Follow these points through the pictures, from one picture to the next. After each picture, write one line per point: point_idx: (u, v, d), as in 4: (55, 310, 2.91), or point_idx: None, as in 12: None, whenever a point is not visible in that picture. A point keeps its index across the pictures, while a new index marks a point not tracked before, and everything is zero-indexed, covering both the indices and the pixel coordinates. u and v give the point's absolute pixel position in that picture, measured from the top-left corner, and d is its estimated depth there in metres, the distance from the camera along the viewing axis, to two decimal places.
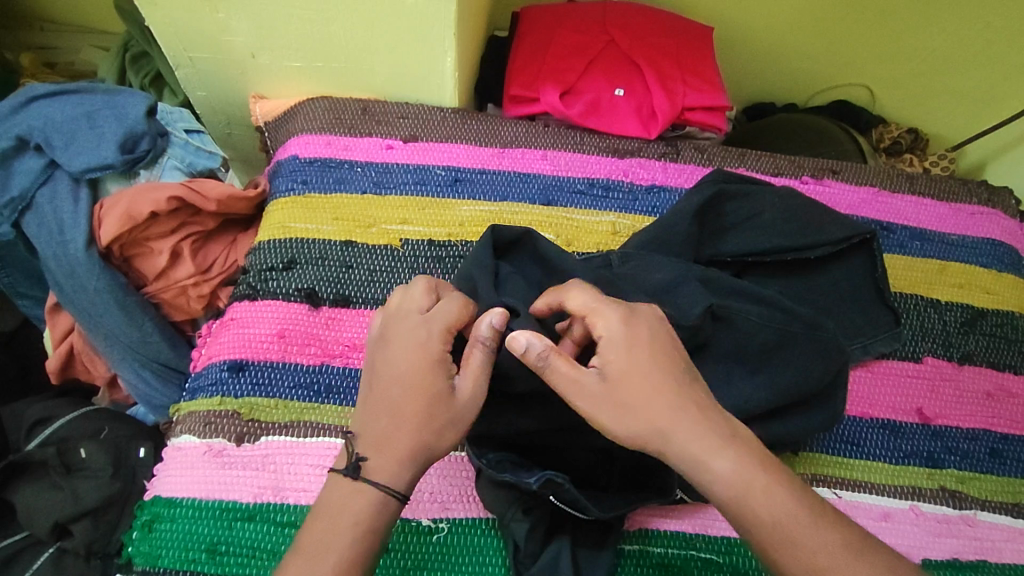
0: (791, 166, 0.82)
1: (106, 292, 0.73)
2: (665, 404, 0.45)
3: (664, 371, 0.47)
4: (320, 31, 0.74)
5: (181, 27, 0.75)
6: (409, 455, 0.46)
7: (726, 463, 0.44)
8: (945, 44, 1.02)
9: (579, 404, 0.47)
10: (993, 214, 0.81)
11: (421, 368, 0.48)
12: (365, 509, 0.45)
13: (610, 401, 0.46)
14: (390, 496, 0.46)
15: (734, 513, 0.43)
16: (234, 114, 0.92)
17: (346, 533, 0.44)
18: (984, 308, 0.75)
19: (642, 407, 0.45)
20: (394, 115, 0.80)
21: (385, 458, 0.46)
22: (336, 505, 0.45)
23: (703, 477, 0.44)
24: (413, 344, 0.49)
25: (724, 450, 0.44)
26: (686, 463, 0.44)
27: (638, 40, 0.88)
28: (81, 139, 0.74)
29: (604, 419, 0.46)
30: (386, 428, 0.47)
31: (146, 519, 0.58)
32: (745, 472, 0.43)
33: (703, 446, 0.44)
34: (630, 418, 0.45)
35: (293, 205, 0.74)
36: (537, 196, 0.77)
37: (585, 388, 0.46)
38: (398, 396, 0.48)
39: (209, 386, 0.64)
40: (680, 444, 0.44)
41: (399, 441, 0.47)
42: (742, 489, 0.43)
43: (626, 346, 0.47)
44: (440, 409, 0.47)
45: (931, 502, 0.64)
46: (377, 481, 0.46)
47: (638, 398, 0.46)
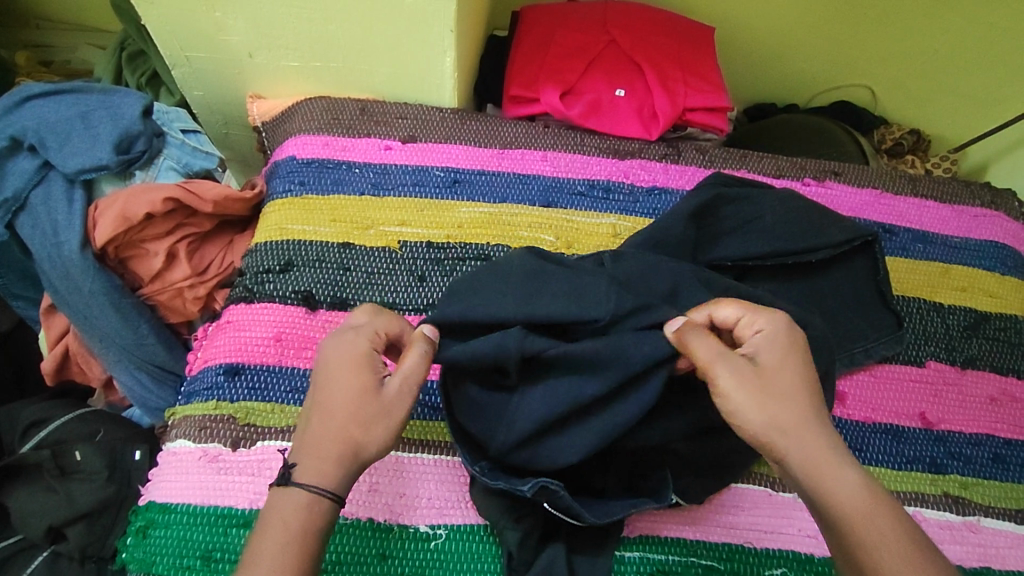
0: (793, 168, 0.82)
1: (101, 294, 0.72)
2: (800, 411, 0.47)
3: (808, 381, 0.48)
4: (318, 30, 0.73)
5: (177, 26, 0.74)
6: (336, 454, 0.46)
7: (851, 480, 0.45)
8: (948, 45, 1.01)
9: (721, 384, 0.47)
10: (997, 217, 0.80)
11: (349, 370, 0.48)
12: (297, 511, 0.44)
13: (755, 387, 0.47)
14: (324, 498, 0.45)
15: (843, 526, 0.43)
16: (232, 113, 0.91)
17: (277, 536, 0.43)
18: (987, 311, 0.74)
19: (785, 405, 0.47)
20: (393, 115, 0.80)
21: (313, 461, 0.45)
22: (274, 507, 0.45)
23: (825, 487, 0.44)
24: (342, 349, 0.49)
25: (847, 468, 0.45)
26: (807, 472, 0.45)
27: (639, 40, 0.87)
28: (75, 139, 0.72)
29: (738, 400, 0.47)
30: (314, 429, 0.47)
31: (141, 525, 0.58)
32: (870, 494, 0.44)
33: (829, 458, 0.45)
34: (761, 407, 0.46)
35: (290, 207, 0.73)
36: (536, 197, 0.76)
37: (737, 370, 0.47)
38: (325, 400, 0.47)
39: (204, 390, 0.63)
40: (806, 449, 0.45)
41: (325, 441, 0.46)
42: (862, 505, 0.43)
43: (776, 347, 0.49)
44: (365, 406, 0.47)
45: (934, 508, 0.63)
46: (306, 482, 0.45)
47: (777, 395, 0.47)
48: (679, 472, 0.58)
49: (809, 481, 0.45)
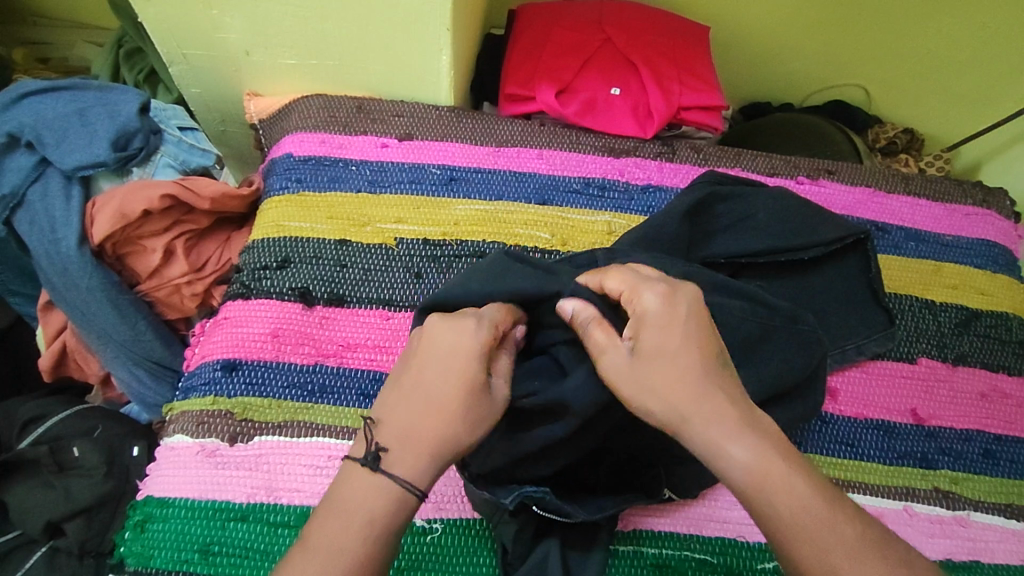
0: (787, 166, 0.82)
1: (99, 291, 0.73)
2: (688, 385, 0.43)
3: (699, 350, 0.45)
4: (315, 28, 0.74)
5: (174, 23, 0.75)
6: (433, 451, 0.44)
7: (747, 448, 0.41)
8: (941, 44, 1.02)
9: (608, 375, 0.46)
10: (988, 215, 0.81)
11: (460, 365, 0.46)
12: (383, 506, 0.43)
13: (638, 371, 0.45)
14: (408, 498, 0.43)
15: (745, 503, 0.41)
16: (229, 111, 0.91)
17: (361, 531, 0.41)
18: (978, 309, 0.75)
19: (671, 382, 0.43)
20: (390, 113, 0.80)
21: (405, 456, 0.44)
22: (354, 497, 0.43)
23: (723, 463, 0.41)
24: (454, 342, 0.47)
25: (745, 436, 0.41)
26: (704, 448, 0.42)
27: (634, 38, 0.87)
28: (72, 135, 0.73)
29: (624, 391, 0.45)
30: (418, 422, 0.45)
31: (139, 519, 0.58)
32: (765, 461, 0.41)
33: (722, 429, 0.42)
34: (649, 393, 0.44)
35: (287, 204, 0.74)
36: (532, 195, 0.77)
37: (618, 357, 0.46)
38: (427, 391, 0.46)
39: (202, 386, 0.63)
40: (699, 423, 0.42)
41: (426, 432, 0.45)
42: (761, 477, 0.40)
43: (655, 315, 0.46)
44: (476, 403, 0.46)
45: (925, 503, 0.64)
46: (398, 475, 0.43)
47: (666, 379, 0.44)
48: (672, 467, 0.59)
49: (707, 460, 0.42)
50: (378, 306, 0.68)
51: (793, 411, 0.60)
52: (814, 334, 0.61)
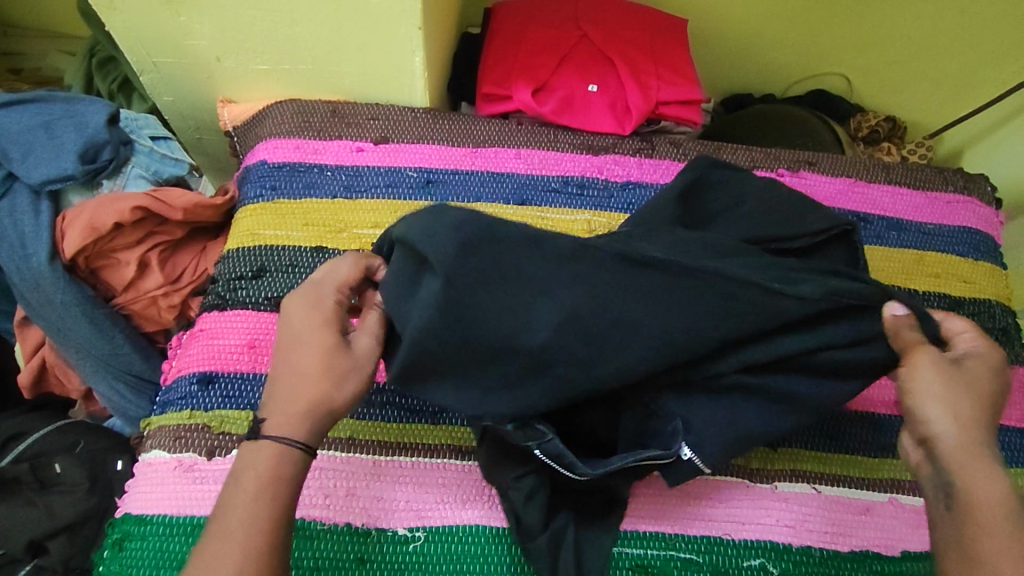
0: (768, 159, 0.82)
1: (74, 306, 0.72)
2: (971, 413, 0.46)
3: (986, 403, 0.48)
4: (285, 33, 0.73)
5: (142, 31, 0.73)
6: (308, 409, 0.48)
7: (991, 477, 0.44)
8: (921, 30, 1.01)
9: (916, 371, 0.48)
10: (971, 202, 0.81)
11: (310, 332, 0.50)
12: (271, 462, 0.46)
13: (945, 387, 0.47)
14: (290, 450, 0.47)
15: (969, 514, 0.44)
16: (203, 118, 0.90)
17: (253, 493, 0.45)
18: (961, 297, 0.75)
19: (963, 407, 0.47)
20: (365, 116, 0.79)
21: (280, 420, 0.48)
22: (257, 463, 0.46)
23: (970, 475, 0.45)
24: (306, 314, 0.51)
25: (998, 472, 0.45)
26: (960, 458, 0.45)
27: (612, 34, 0.87)
28: (39, 149, 0.71)
29: (925, 386, 0.47)
30: (287, 385, 0.49)
31: (117, 538, 0.57)
32: (1009, 498, 0.44)
33: (980, 456, 0.45)
34: (942, 399, 0.47)
35: (262, 212, 0.73)
36: (511, 195, 0.76)
37: (932, 363, 0.48)
38: (294, 363, 0.49)
39: (178, 400, 0.63)
40: (967, 440, 0.46)
41: (301, 398, 0.48)
42: (993, 503, 0.43)
43: (980, 357, 0.50)
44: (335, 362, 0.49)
45: (910, 494, 0.64)
46: (280, 436, 0.47)
47: (960, 398, 0.47)
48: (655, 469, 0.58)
49: (949, 465, 0.45)
50: None
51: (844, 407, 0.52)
52: None
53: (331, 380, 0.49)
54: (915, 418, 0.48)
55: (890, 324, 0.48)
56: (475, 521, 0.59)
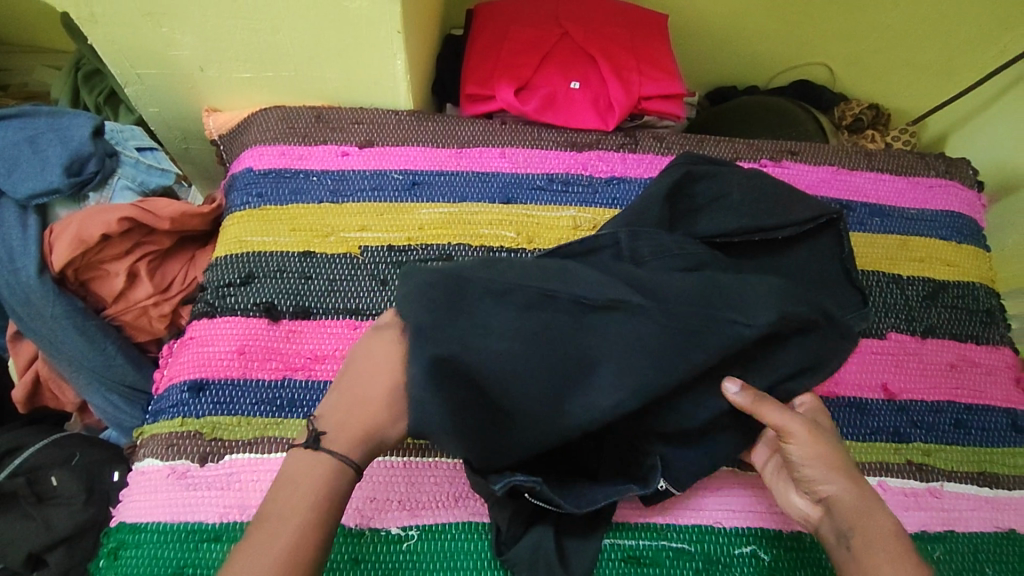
0: (751, 150, 0.82)
1: (64, 318, 0.72)
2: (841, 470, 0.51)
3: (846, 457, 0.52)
4: (266, 40, 0.73)
5: (125, 43, 0.74)
6: (367, 435, 0.49)
7: (882, 523, 0.48)
8: (900, 17, 1.02)
9: (791, 445, 0.52)
10: (952, 185, 0.81)
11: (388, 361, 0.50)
12: (325, 478, 0.47)
13: (817, 451, 0.51)
14: (346, 471, 0.48)
15: (878, 561, 0.46)
16: (190, 128, 0.90)
17: (304, 502, 0.45)
18: (944, 280, 0.75)
19: (834, 465, 0.51)
20: (349, 120, 0.79)
21: (341, 438, 0.48)
22: (311, 474, 0.46)
23: (868, 525, 0.48)
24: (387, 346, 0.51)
25: (886, 515, 0.49)
26: (851, 512, 0.49)
27: (592, 31, 0.87)
28: (24, 164, 0.72)
29: (805, 455, 0.51)
30: (349, 411, 0.49)
31: (112, 547, 0.58)
32: (900, 538, 0.47)
33: (868, 504, 0.49)
34: (815, 463, 0.51)
35: (249, 219, 0.73)
36: (497, 194, 0.76)
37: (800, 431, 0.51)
38: (363, 390, 0.50)
39: (170, 408, 0.63)
40: (849, 497, 0.50)
41: (364, 423, 0.49)
42: (889, 547, 0.46)
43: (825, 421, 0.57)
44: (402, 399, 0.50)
45: (899, 477, 0.64)
46: (337, 453, 0.48)
47: (830, 458, 0.51)
48: None
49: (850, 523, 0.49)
50: (345, 316, 0.68)
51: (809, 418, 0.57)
52: None
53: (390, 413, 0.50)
54: (808, 482, 0.52)
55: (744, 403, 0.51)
56: (469, 517, 0.59)
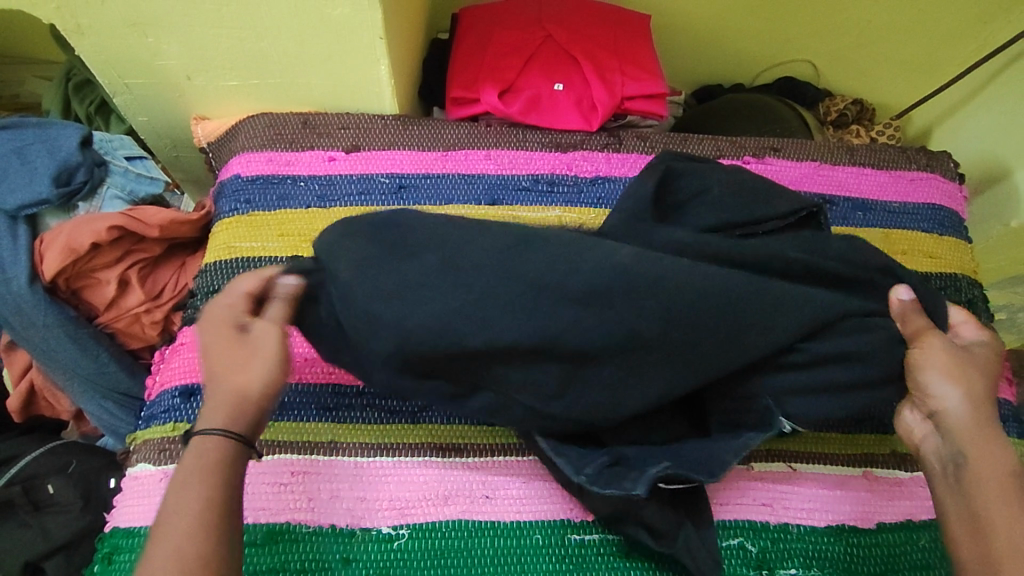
0: (734, 147, 0.83)
1: (56, 326, 0.73)
2: (978, 396, 0.51)
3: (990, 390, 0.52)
4: (251, 48, 0.74)
5: (112, 53, 0.75)
6: (224, 402, 0.49)
7: (998, 447, 0.50)
8: (881, 13, 1.03)
9: (928, 347, 0.52)
10: (934, 178, 0.82)
11: (212, 332, 0.51)
12: (199, 455, 0.47)
13: (955, 361, 0.52)
14: (214, 441, 0.48)
15: (978, 483, 0.49)
16: (180, 137, 0.91)
17: (180, 486, 0.46)
18: (927, 272, 0.76)
19: (972, 383, 0.52)
20: (335, 126, 0.80)
21: (205, 417, 0.49)
22: (189, 459, 0.47)
23: (972, 448, 0.50)
24: (211, 321, 0.52)
25: (998, 445, 0.50)
26: (963, 432, 0.50)
27: (576, 33, 0.88)
28: (13, 175, 0.72)
29: (955, 361, 0.52)
30: (211, 386, 0.50)
31: (107, 551, 0.58)
32: (1010, 466, 0.49)
33: (982, 431, 0.50)
34: (966, 376, 0.52)
35: (237, 224, 0.74)
36: (482, 196, 0.77)
37: (941, 343, 0.53)
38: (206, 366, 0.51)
39: (162, 413, 0.64)
40: (963, 419, 0.51)
41: (215, 394, 0.49)
42: (1005, 472, 0.49)
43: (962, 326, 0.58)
44: (233, 353, 0.50)
45: (884, 467, 0.65)
46: (206, 430, 0.48)
47: (970, 373, 0.52)
48: None
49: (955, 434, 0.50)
50: None
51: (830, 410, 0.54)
52: None
53: (241, 368, 0.50)
54: (922, 393, 0.52)
55: (898, 307, 0.55)
56: (458, 515, 0.60)
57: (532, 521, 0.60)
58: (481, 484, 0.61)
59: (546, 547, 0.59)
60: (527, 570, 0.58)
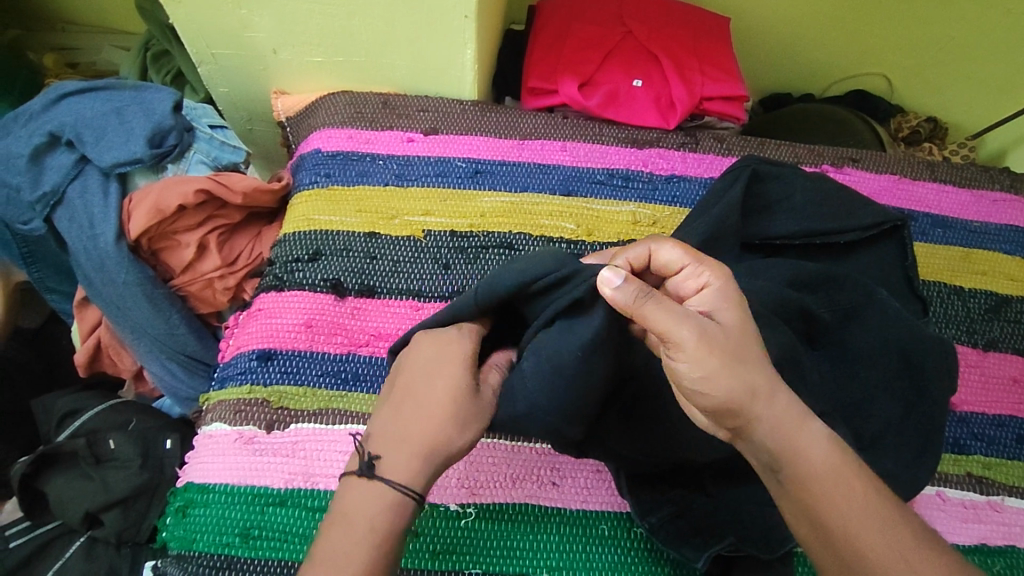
0: (812, 155, 0.82)
1: (136, 284, 0.74)
2: (764, 367, 0.42)
3: (759, 341, 0.43)
4: (341, 25, 0.75)
5: (205, 23, 0.76)
6: (428, 449, 0.44)
7: (819, 437, 0.42)
8: (964, 30, 1.01)
9: (684, 353, 0.40)
10: (1017, 201, 0.81)
11: (448, 371, 0.47)
12: (385, 511, 0.43)
13: (721, 350, 0.40)
14: (407, 499, 0.43)
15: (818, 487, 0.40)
16: (256, 110, 0.93)
17: (360, 536, 0.41)
18: (1008, 295, 0.75)
19: (755, 365, 0.41)
20: (414, 108, 0.81)
21: (400, 461, 0.44)
22: (370, 512, 0.42)
23: (796, 447, 0.41)
24: (443, 358, 0.47)
25: (812, 423, 0.42)
26: (781, 431, 0.41)
27: (656, 30, 0.88)
28: (111, 133, 0.75)
29: (729, 352, 0.41)
30: (412, 425, 0.45)
31: (180, 505, 0.60)
32: (836, 447, 0.42)
33: (799, 415, 0.42)
34: (744, 358, 0.41)
35: (317, 198, 0.75)
36: (557, 186, 0.77)
37: (696, 332, 0.41)
38: (425, 400, 0.46)
39: (238, 375, 0.65)
40: (778, 408, 0.41)
41: (421, 436, 0.45)
42: (831, 467, 0.41)
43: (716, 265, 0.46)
44: (461, 403, 0.46)
45: (958, 488, 0.64)
46: (393, 480, 0.43)
47: (745, 346, 0.42)
48: None
49: (781, 450, 0.41)
50: (408, 297, 0.70)
51: (896, 447, 0.56)
52: (864, 320, 0.59)
53: (454, 424, 0.45)
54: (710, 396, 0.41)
55: (622, 301, 0.41)
56: (525, 499, 0.60)
57: (598, 511, 0.60)
58: (549, 470, 0.62)
59: (612, 538, 0.59)
60: (593, 559, 0.58)
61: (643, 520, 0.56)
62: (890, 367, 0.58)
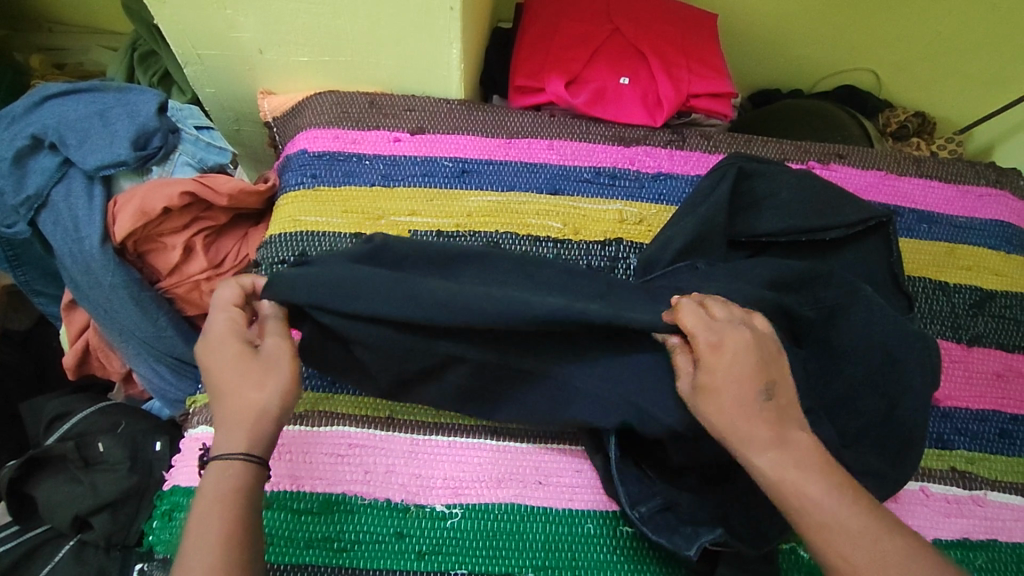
0: (799, 151, 0.82)
1: (121, 287, 0.74)
2: (740, 414, 0.44)
3: (747, 387, 0.45)
4: (327, 25, 0.75)
5: (189, 23, 0.76)
6: (246, 416, 0.49)
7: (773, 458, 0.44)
8: (952, 26, 1.01)
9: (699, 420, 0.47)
10: (1002, 196, 0.81)
11: (224, 351, 0.51)
12: (230, 479, 0.47)
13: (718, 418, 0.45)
14: (244, 461, 0.48)
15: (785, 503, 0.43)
16: (243, 110, 0.93)
17: (211, 512, 0.45)
18: (993, 290, 0.75)
19: (732, 418, 0.44)
20: (401, 107, 0.81)
21: (227, 436, 0.48)
22: (211, 489, 0.47)
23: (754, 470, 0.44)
24: (213, 341, 0.51)
25: (770, 445, 0.44)
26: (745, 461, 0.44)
27: (643, 28, 0.88)
28: (94, 136, 0.74)
29: (722, 420, 0.45)
30: (220, 407, 0.50)
31: (166, 508, 0.60)
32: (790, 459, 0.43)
33: (752, 440, 0.44)
34: (728, 421, 0.45)
35: (303, 199, 0.75)
36: (544, 185, 0.77)
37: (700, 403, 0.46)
38: (218, 382, 0.50)
39: None
40: (740, 443, 0.44)
41: (237, 409, 0.49)
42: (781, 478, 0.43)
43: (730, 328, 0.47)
44: (245, 365, 0.50)
45: (941, 483, 0.64)
46: (226, 454, 0.48)
47: (729, 407, 0.45)
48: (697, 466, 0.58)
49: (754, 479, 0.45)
50: None
51: (878, 443, 0.57)
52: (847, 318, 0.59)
53: (250, 385, 0.50)
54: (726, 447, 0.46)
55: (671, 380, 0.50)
56: (512, 498, 0.60)
57: (584, 510, 0.61)
58: (535, 470, 0.62)
59: (599, 536, 0.60)
60: (580, 557, 0.59)
61: (634, 510, 0.57)
62: (872, 363, 0.58)
